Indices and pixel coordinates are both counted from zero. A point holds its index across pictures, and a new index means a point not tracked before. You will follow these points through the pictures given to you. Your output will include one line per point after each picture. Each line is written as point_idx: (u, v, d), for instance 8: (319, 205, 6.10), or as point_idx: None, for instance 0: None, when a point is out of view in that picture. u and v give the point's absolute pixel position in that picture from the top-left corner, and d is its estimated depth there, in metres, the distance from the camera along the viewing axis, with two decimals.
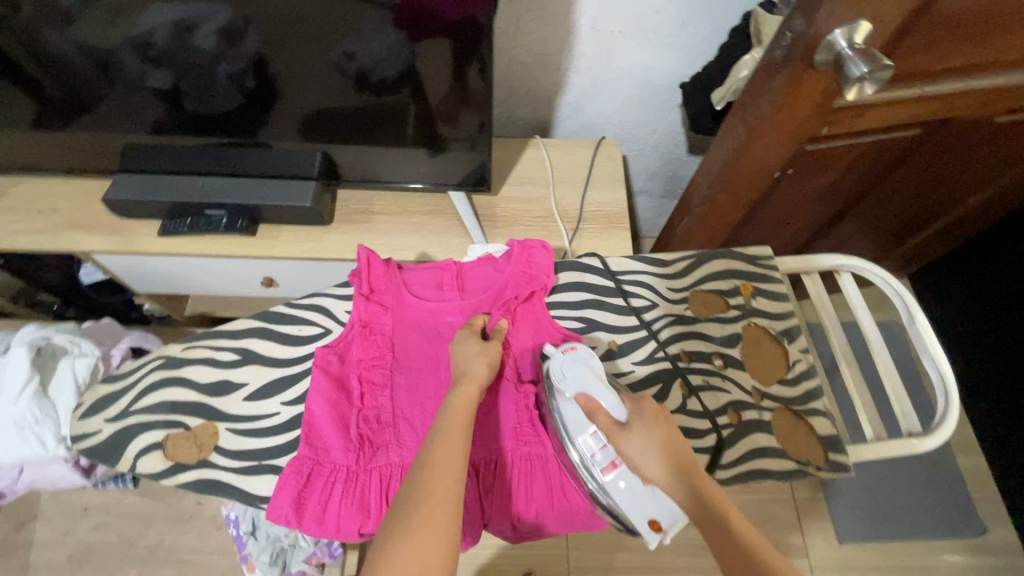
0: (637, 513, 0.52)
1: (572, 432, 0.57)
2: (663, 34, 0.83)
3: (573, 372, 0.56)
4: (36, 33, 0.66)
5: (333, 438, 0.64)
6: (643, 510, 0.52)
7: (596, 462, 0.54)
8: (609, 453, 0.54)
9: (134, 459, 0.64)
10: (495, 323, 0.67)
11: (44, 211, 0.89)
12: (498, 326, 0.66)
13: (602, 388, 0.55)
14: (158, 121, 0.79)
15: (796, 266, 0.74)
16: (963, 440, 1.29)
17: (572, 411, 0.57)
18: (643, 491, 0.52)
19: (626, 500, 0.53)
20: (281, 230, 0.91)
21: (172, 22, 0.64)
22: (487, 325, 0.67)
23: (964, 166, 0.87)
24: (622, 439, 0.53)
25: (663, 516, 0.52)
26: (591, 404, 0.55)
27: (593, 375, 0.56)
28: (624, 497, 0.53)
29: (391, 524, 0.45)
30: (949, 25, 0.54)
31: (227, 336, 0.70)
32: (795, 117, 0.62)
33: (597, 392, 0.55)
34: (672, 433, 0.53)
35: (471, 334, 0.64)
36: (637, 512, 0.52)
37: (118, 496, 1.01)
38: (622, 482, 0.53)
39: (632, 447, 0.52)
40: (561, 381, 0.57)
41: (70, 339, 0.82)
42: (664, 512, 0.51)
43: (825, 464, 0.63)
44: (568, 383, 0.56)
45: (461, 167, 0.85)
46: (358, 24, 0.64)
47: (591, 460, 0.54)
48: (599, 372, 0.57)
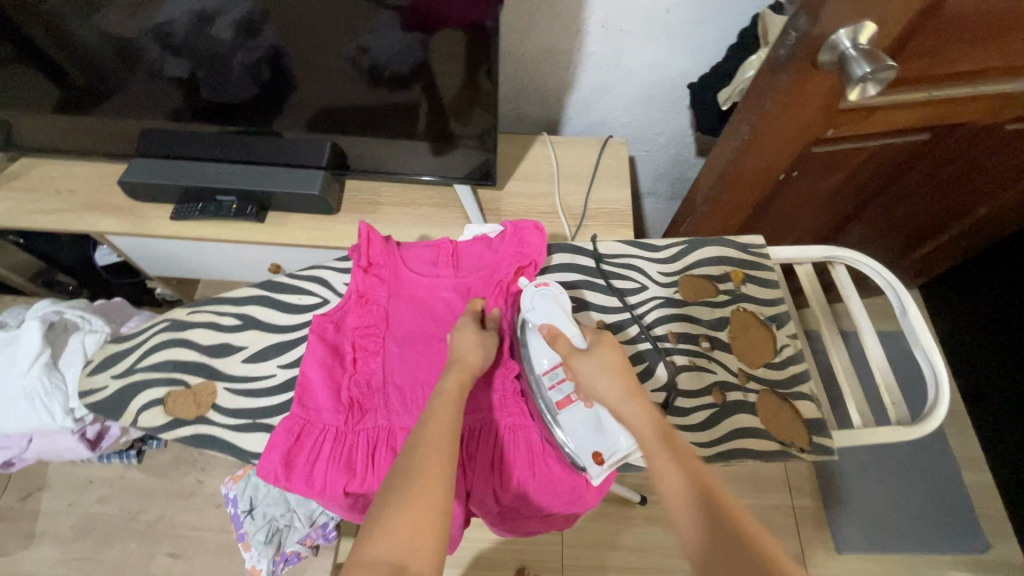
0: (582, 445, 0.58)
1: (535, 364, 0.62)
2: (672, 34, 0.83)
3: (545, 306, 0.62)
4: (61, 19, 0.68)
5: (324, 397, 0.65)
6: (587, 442, 0.58)
7: (552, 393, 0.60)
8: (563, 389, 0.60)
9: (137, 413, 0.65)
10: (491, 311, 0.68)
11: (62, 191, 0.92)
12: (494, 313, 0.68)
13: (566, 319, 0.61)
14: (175, 109, 0.81)
15: (790, 256, 0.74)
16: (968, 454, 1.27)
17: (536, 342, 0.63)
18: (589, 423, 0.58)
19: (571, 433, 0.59)
20: (289, 217, 0.92)
21: (192, 13, 0.66)
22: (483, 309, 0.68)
23: (975, 173, 0.86)
24: (580, 361, 0.58)
25: (606, 449, 0.57)
26: (555, 332, 0.61)
27: (559, 308, 0.62)
28: (573, 430, 0.59)
29: (382, 498, 0.46)
30: (956, 27, 0.53)
31: (231, 302, 0.72)
32: (799, 116, 0.62)
33: (561, 325, 0.61)
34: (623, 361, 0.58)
35: (470, 318, 0.65)
36: (581, 444, 0.58)
37: (122, 471, 1.04)
38: (571, 414, 0.59)
39: (588, 369, 0.57)
40: (531, 311, 0.63)
41: (81, 314, 0.85)
42: (608, 446, 0.57)
43: (809, 446, 0.63)
44: (537, 313, 0.62)
45: (467, 160, 0.86)
46: (373, 21, 0.66)
47: (549, 392, 0.60)
48: (565, 306, 0.63)
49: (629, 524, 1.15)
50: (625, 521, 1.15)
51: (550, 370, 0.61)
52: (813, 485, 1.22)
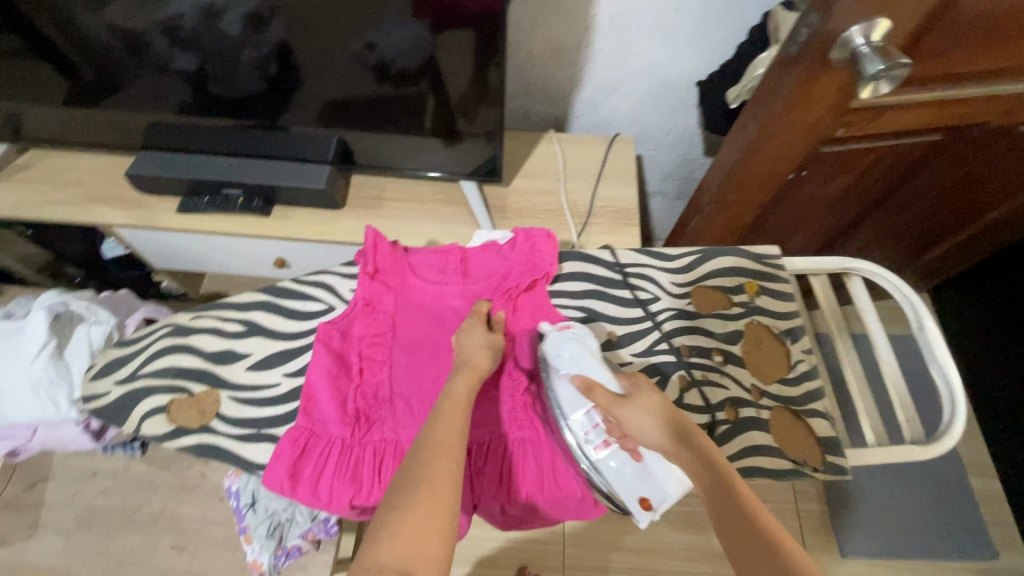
0: (628, 490, 0.56)
1: (566, 410, 0.58)
2: (682, 32, 0.82)
3: (570, 351, 0.60)
4: (70, 12, 0.69)
5: (330, 410, 0.65)
6: (633, 488, 0.56)
7: (591, 440, 0.57)
8: (602, 432, 0.57)
9: (139, 421, 0.65)
10: (497, 312, 0.68)
11: (70, 183, 0.92)
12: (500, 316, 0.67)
13: (595, 366, 0.58)
14: (182, 103, 0.81)
15: (804, 266, 0.74)
16: (977, 460, 1.25)
17: (566, 390, 0.59)
18: (635, 469, 0.56)
19: (616, 478, 0.56)
20: (295, 212, 0.92)
21: (199, 7, 0.66)
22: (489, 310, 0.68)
23: (989, 175, 0.85)
24: (620, 409, 0.54)
25: (653, 494, 0.55)
26: (589, 382, 0.57)
27: (585, 351, 0.59)
28: (617, 474, 0.56)
29: (387, 499, 0.46)
30: (971, 26, 0.53)
31: (235, 308, 0.72)
32: (809, 115, 0.61)
33: (592, 371, 0.58)
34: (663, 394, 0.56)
35: (477, 320, 0.65)
36: (626, 489, 0.56)
37: (126, 463, 1.04)
38: (614, 459, 0.56)
39: (629, 415, 0.54)
40: (557, 358, 0.60)
41: (87, 306, 0.85)
42: (655, 491, 0.55)
43: (822, 465, 0.63)
44: (563, 361, 0.60)
45: (474, 157, 0.86)
46: (381, 16, 0.65)
47: (585, 438, 0.57)
48: (592, 348, 0.60)
49: (632, 524, 1.14)
50: (628, 522, 1.14)
51: (586, 414, 0.57)
52: (819, 489, 1.21)
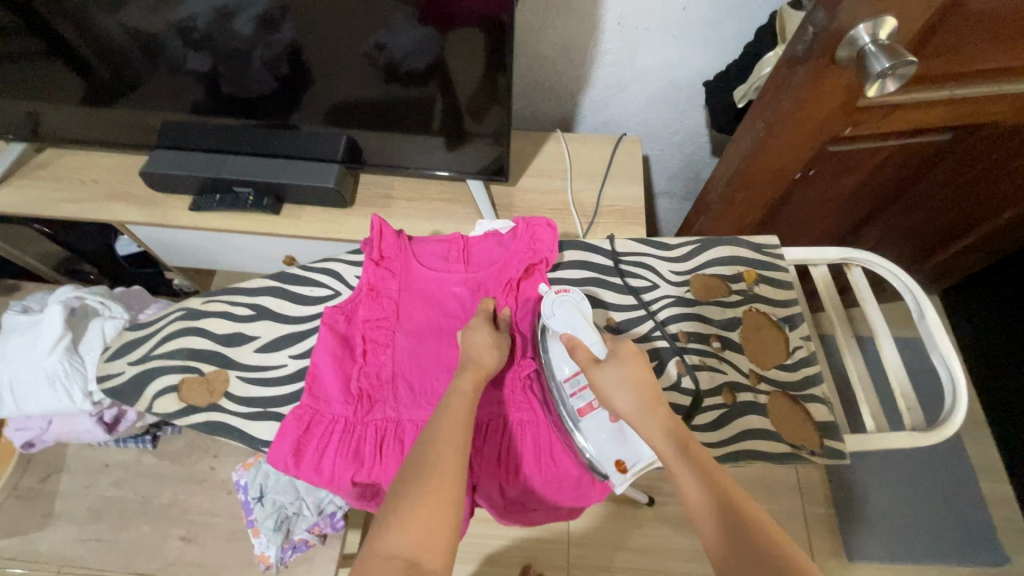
0: (604, 451, 0.58)
1: (556, 371, 0.61)
2: (689, 32, 0.82)
3: (564, 312, 0.60)
4: (88, 14, 0.70)
5: (334, 389, 0.66)
6: (609, 448, 0.58)
7: (574, 400, 0.60)
8: (586, 396, 0.60)
9: (151, 399, 0.67)
10: (502, 311, 0.69)
11: (86, 181, 0.94)
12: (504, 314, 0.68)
13: (586, 327, 0.59)
14: (195, 102, 0.83)
15: (802, 257, 0.74)
16: (987, 464, 1.24)
17: (558, 350, 0.62)
18: (611, 431, 0.58)
19: (593, 440, 0.58)
20: (304, 210, 0.94)
21: (214, 9, 0.68)
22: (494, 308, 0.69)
23: (1000, 174, 0.84)
24: (597, 373, 0.56)
25: (629, 458, 0.57)
26: (573, 341, 0.59)
27: (580, 317, 0.60)
28: (595, 437, 0.58)
29: (395, 491, 0.47)
30: (979, 25, 0.52)
31: (244, 292, 0.73)
32: (816, 114, 0.61)
33: (581, 332, 0.59)
34: (647, 373, 0.55)
35: (483, 317, 0.66)
36: (604, 451, 0.58)
37: (137, 456, 1.06)
38: (594, 419, 0.59)
39: (607, 381, 0.55)
40: (551, 318, 0.60)
41: (102, 301, 0.87)
42: (631, 453, 0.57)
43: (820, 449, 0.62)
44: (557, 321, 0.60)
45: (481, 156, 0.87)
46: (391, 18, 0.66)
47: (570, 399, 0.60)
48: (587, 314, 0.60)
49: (636, 524, 1.14)
50: (632, 522, 1.14)
51: (573, 377, 0.61)
52: (826, 491, 1.20)
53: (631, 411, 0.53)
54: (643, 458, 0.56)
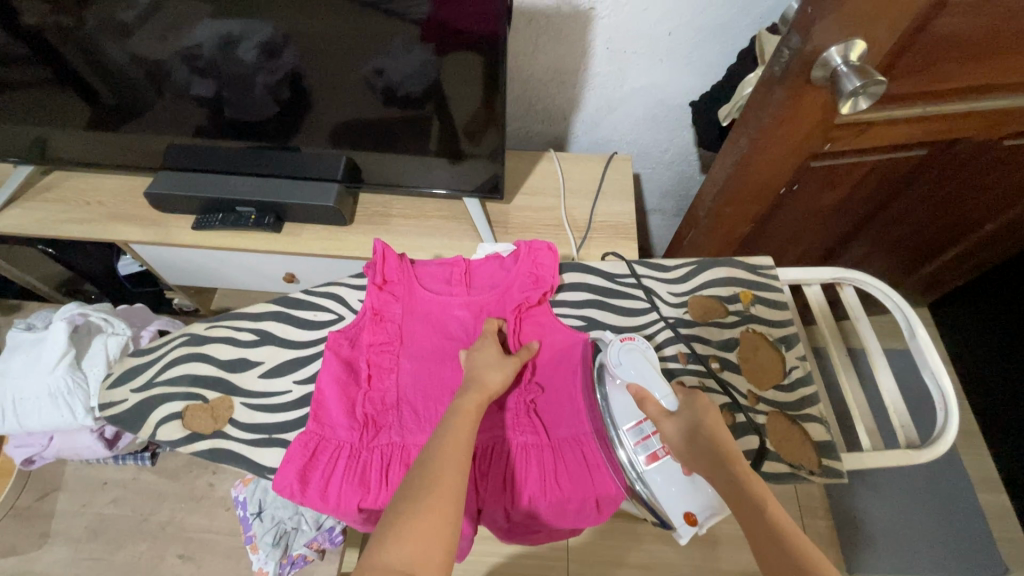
0: (673, 504, 0.55)
1: (617, 420, 0.59)
2: (674, 56, 0.86)
3: (633, 363, 0.60)
4: (97, 44, 0.74)
5: (339, 415, 0.67)
6: (678, 501, 0.54)
7: (637, 452, 0.56)
8: (650, 446, 0.56)
9: (155, 426, 0.67)
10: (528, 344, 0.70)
11: (91, 203, 0.96)
12: (524, 348, 0.69)
13: (657, 380, 0.59)
14: (199, 126, 0.86)
15: (797, 277, 0.77)
16: (983, 475, 1.25)
17: (620, 399, 0.60)
18: (682, 484, 0.55)
19: (661, 492, 0.55)
20: (304, 228, 0.96)
21: (219, 37, 0.71)
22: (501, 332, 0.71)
23: (975, 191, 0.88)
24: (668, 424, 0.55)
25: (698, 510, 0.54)
26: (643, 393, 0.58)
27: (648, 366, 0.60)
28: (663, 490, 0.55)
29: (397, 506, 0.47)
30: (946, 47, 0.56)
31: (248, 318, 0.75)
32: (797, 132, 0.64)
33: (650, 384, 0.59)
34: (719, 423, 0.55)
35: (492, 339, 0.68)
36: (674, 503, 0.54)
37: (136, 473, 1.06)
38: (661, 470, 0.55)
39: (675, 431, 0.54)
40: (617, 366, 0.60)
41: (105, 317, 0.87)
42: (701, 506, 0.54)
43: (819, 470, 0.64)
44: (624, 369, 0.59)
45: (477, 175, 0.89)
46: (390, 43, 0.69)
47: (635, 450, 0.56)
48: (654, 364, 0.60)
49: (636, 540, 1.13)
50: (632, 538, 1.14)
51: (635, 426, 0.58)
52: (825, 505, 1.20)
53: (691, 448, 0.53)
54: (715, 512, 0.54)
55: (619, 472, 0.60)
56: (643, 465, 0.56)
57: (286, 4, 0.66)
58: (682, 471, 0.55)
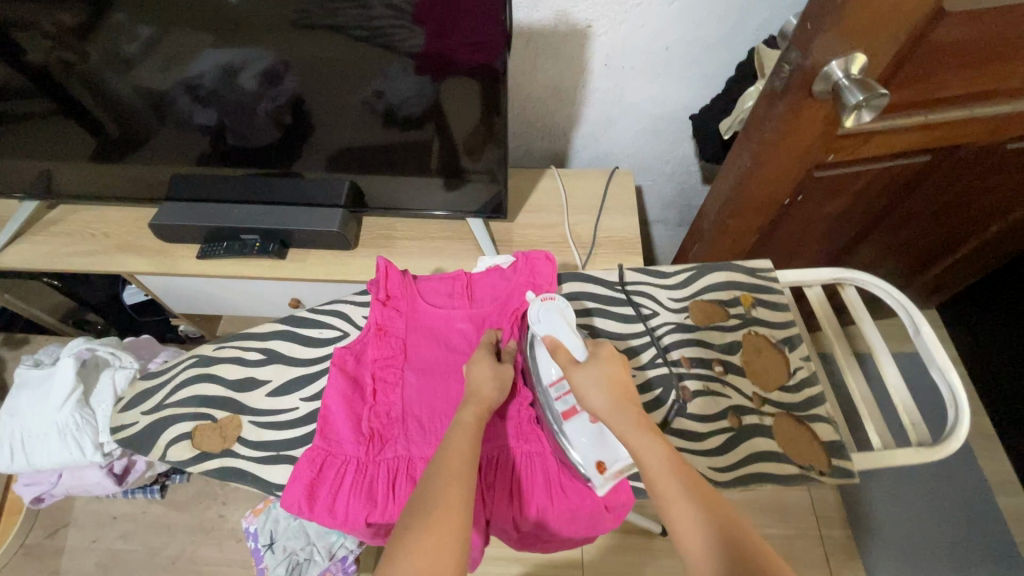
0: (584, 453, 0.58)
1: (542, 376, 0.63)
2: (673, 70, 0.87)
3: (549, 318, 0.61)
4: (103, 81, 0.75)
5: (345, 429, 0.67)
6: (590, 451, 0.58)
7: (558, 403, 0.61)
8: (569, 401, 0.61)
9: (165, 447, 0.67)
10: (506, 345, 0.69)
11: (97, 235, 0.97)
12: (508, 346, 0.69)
13: (568, 332, 0.60)
14: (203, 154, 0.86)
15: (798, 278, 0.76)
16: (1002, 478, 1.22)
17: (542, 354, 0.63)
18: (592, 435, 0.59)
19: (576, 444, 0.59)
20: (308, 254, 0.96)
21: (220, 67, 0.72)
22: (499, 341, 0.70)
23: (980, 192, 0.87)
24: (576, 374, 0.57)
25: (608, 459, 0.57)
26: (556, 343, 0.60)
27: (563, 320, 0.61)
28: (575, 439, 0.59)
29: (405, 524, 0.47)
30: (946, 55, 0.55)
31: (256, 337, 0.74)
32: (801, 143, 0.64)
33: (564, 336, 0.60)
34: (624, 373, 0.57)
35: (486, 349, 0.67)
36: (585, 452, 0.58)
37: (145, 506, 1.08)
38: (573, 424, 0.59)
39: (584, 380, 0.56)
40: (536, 322, 0.62)
41: (112, 351, 0.87)
42: (610, 456, 0.57)
43: (829, 470, 0.63)
44: (542, 326, 0.61)
45: (479, 195, 0.89)
46: (388, 68, 0.70)
47: (555, 403, 0.61)
48: (570, 319, 0.61)
49: (652, 557, 1.12)
50: (647, 554, 1.12)
51: (558, 382, 0.61)
52: (841, 515, 1.18)
53: (603, 405, 0.54)
54: (623, 458, 0.57)
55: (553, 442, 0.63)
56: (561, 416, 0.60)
57: (285, 32, 0.67)
58: (591, 421, 0.59)
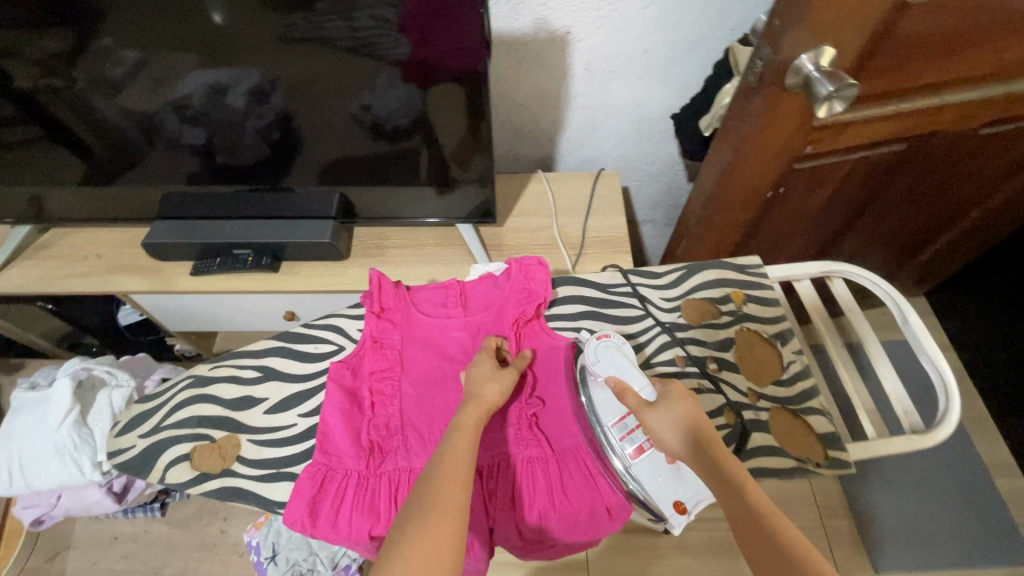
0: (663, 494, 0.59)
1: (602, 417, 0.63)
2: (652, 72, 0.89)
3: (609, 358, 0.64)
4: (93, 105, 0.76)
5: (345, 443, 0.68)
6: (669, 491, 0.59)
7: (625, 445, 0.61)
8: (636, 440, 0.61)
9: (163, 469, 0.67)
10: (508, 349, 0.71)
11: (90, 257, 0.97)
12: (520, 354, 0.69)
13: (634, 373, 0.62)
14: (194, 173, 0.87)
15: (787, 274, 0.78)
16: (999, 460, 1.24)
17: (602, 395, 0.64)
18: (669, 473, 0.60)
19: (651, 485, 0.60)
20: (301, 266, 0.96)
21: (208, 87, 0.73)
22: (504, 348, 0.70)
23: (959, 179, 0.89)
24: (650, 415, 0.58)
25: (686, 498, 0.59)
26: (622, 386, 0.61)
27: (624, 359, 0.64)
28: (651, 480, 0.60)
29: (405, 521, 0.47)
30: (912, 46, 0.57)
31: (250, 355, 0.75)
32: (779, 136, 0.65)
33: (629, 377, 0.62)
34: (699, 414, 0.58)
35: (488, 356, 0.67)
36: (664, 495, 0.59)
37: (146, 525, 1.07)
38: (646, 464, 0.60)
39: (658, 422, 0.58)
40: (596, 363, 0.64)
41: (109, 369, 0.88)
42: (688, 494, 0.59)
43: (825, 461, 0.65)
44: (602, 366, 0.63)
45: (469, 201, 0.91)
46: (375, 80, 0.71)
47: (621, 444, 0.61)
48: (629, 356, 0.64)
49: (657, 555, 1.12)
50: (653, 552, 1.12)
51: (620, 421, 0.62)
52: (843, 504, 1.18)
53: (683, 448, 0.56)
54: (702, 497, 0.59)
55: (615, 477, 0.64)
56: (631, 459, 0.60)
57: (272, 50, 0.68)
58: (665, 460, 0.60)
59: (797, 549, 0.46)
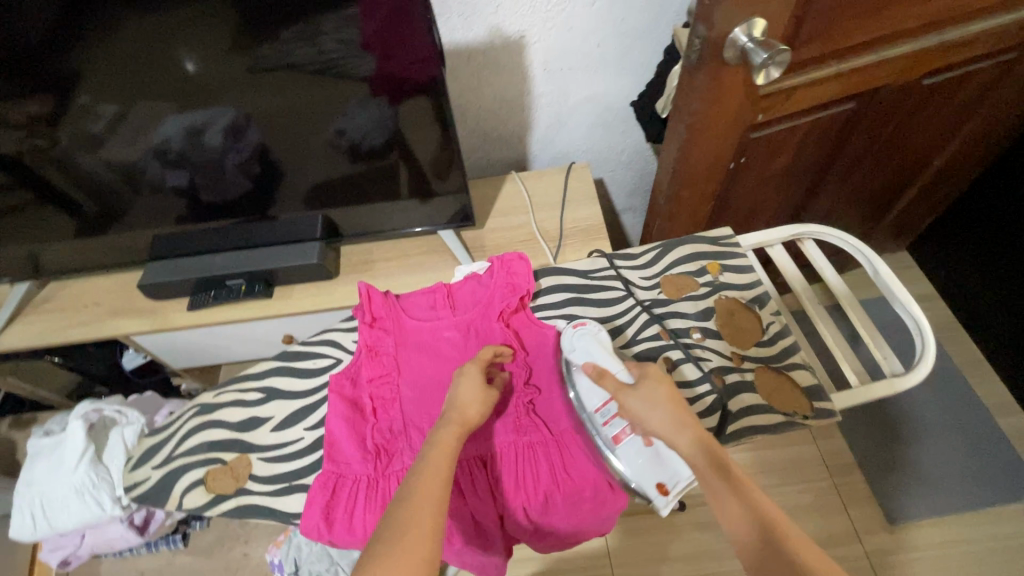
0: (646, 477, 0.60)
1: (586, 403, 0.65)
2: (607, 63, 0.92)
3: (584, 345, 0.66)
4: (75, 159, 0.79)
5: (351, 450, 0.70)
6: (650, 474, 0.60)
7: (608, 429, 0.63)
8: (615, 426, 0.63)
9: (180, 496, 0.70)
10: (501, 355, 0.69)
11: (90, 305, 1.00)
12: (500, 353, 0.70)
13: (608, 357, 0.64)
14: (181, 214, 0.90)
15: (758, 241, 0.82)
16: (997, 399, 1.27)
17: (585, 383, 0.66)
18: (647, 455, 0.61)
19: (633, 469, 0.61)
20: (294, 289, 0.99)
21: (185, 130, 0.76)
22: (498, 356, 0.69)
23: (915, 129, 0.92)
24: (628, 397, 0.60)
25: (668, 479, 0.60)
26: (599, 370, 0.63)
27: (599, 346, 0.65)
28: (633, 464, 0.61)
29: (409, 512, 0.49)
30: (837, 10, 0.61)
31: (252, 377, 0.77)
32: (729, 107, 0.69)
33: (604, 361, 0.64)
34: (675, 393, 0.59)
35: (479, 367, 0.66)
36: (644, 477, 0.60)
37: (170, 558, 1.09)
38: (628, 448, 0.62)
39: (638, 403, 0.59)
40: (572, 352, 0.66)
41: (118, 408, 0.90)
42: (668, 475, 0.60)
43: (811, 412, 0.67)
44: (578, 354, 0.66)
45: (447, 207, 0.94)
46: (347, 104, 0.75)
47: (603, 428, 0.63)
48: (605, 343, 0.65)
49: (674, 531, 1.14)
50: (670, 527, 1.14)
51: (603, 407, 0.63)
52: (851, 460, 1.20)
53: (667, 427, 0.56)
54: (681, 477, 0.60)
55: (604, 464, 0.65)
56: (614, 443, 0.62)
57: (243, 88, 0.72)
58: (645, 443, 0.61)
59: (770, 515, 0.49)
